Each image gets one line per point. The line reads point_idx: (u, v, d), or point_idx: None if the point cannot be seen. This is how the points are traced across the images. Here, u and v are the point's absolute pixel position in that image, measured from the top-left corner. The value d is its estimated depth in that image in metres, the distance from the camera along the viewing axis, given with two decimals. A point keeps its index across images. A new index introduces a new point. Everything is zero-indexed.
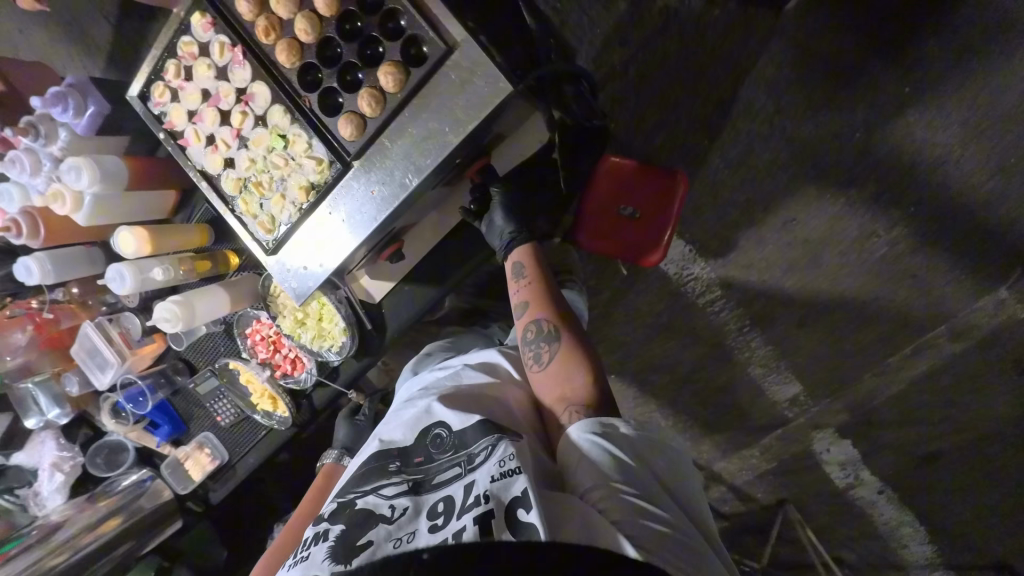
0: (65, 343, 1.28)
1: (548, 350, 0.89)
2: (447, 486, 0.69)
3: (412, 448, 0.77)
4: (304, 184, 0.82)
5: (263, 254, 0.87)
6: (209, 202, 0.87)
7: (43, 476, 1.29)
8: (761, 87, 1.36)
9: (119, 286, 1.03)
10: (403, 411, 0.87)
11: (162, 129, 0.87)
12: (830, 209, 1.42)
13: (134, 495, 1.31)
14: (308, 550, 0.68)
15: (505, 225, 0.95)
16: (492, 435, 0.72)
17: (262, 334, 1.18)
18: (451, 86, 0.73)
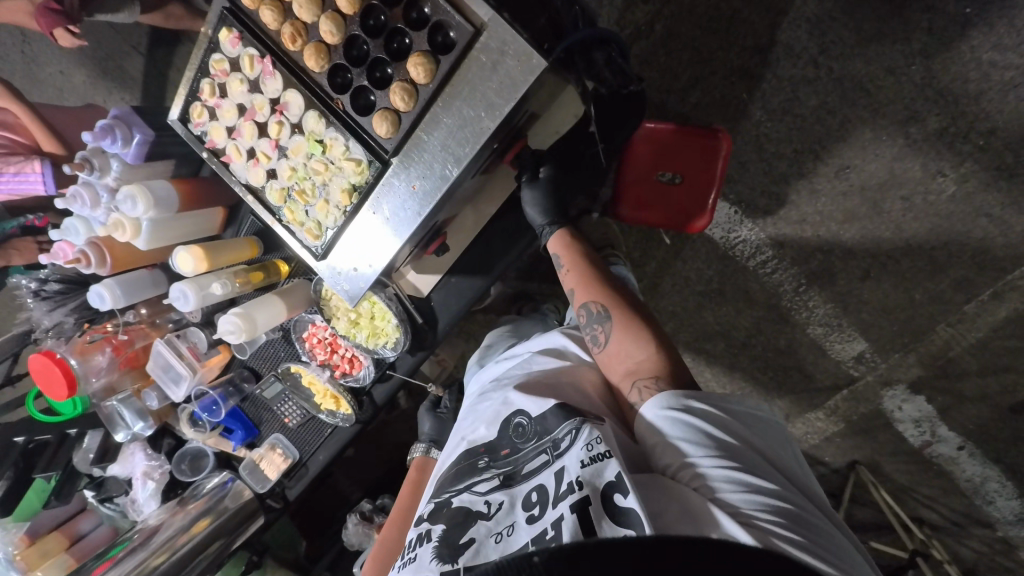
0: (140, 363, 1.36)
1: (602, 330, 0.90)
2: (537, 475, 0.69)
3: (497, 442, 0.78)
4: (346, 187, 0.82)
5: (314, 261, 0.87)
6: (257, 215, 0.89)
7: (138, 484, 1.40)
8: (802, 30, 1.27)
9: (183, 305, 1.07)
10: (480, 405, 0.88)
11: (204, 148, 0.88)
12: (888, 151, 1.31)
13: (218, 499, 1.38)
14: (415, 551, 0.70)
15: (539, 218, 0.96)
16: (574, 419, 0.72)
17: (321, 334, 1.22)
18: (482, 69, 0.70)
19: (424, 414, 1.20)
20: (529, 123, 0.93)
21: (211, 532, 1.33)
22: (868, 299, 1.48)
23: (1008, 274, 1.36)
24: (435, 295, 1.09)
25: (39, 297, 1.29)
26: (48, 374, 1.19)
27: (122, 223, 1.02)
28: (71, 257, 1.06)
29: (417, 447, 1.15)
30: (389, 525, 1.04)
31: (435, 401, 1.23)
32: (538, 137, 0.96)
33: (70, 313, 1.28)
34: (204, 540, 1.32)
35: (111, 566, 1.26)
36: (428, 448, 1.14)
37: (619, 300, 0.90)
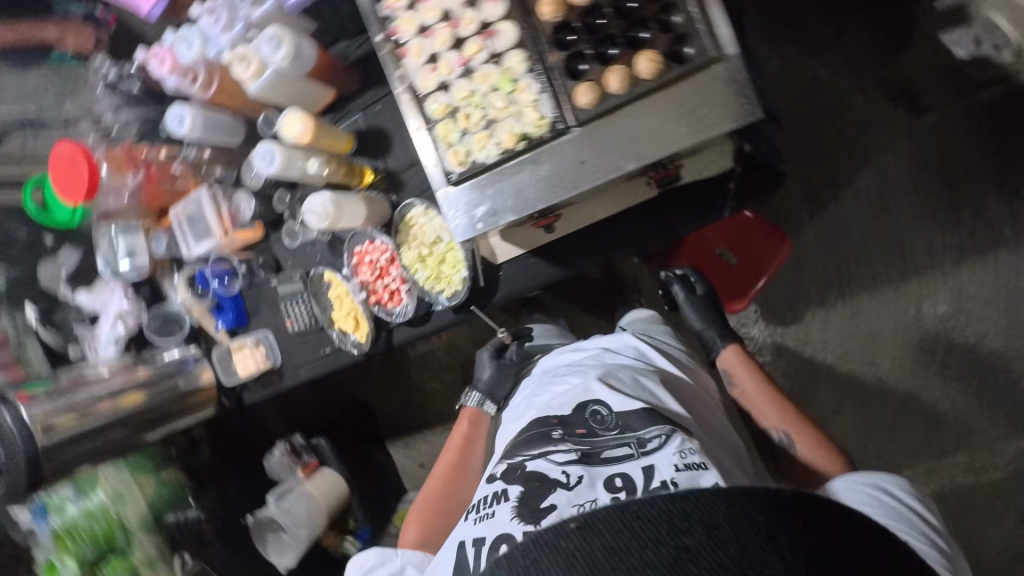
0: (165, 203, 1.27)
1: (789, 448, 1.06)
2: (621, 463, 0.75)
3: (571, 418, 0.82)
4: (516, 131, 0.82)
5: (443, 185, 0.86)
6: (408, 117, 0.87)
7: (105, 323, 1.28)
8: (877, 184, 1.48)
9: (266, 165, 1.04)
10: (555, 384, 0.92)
11: (385, 33, 0.86)
12: (898, 316, 1.49)
13: (163, 378, 1.27)
14: (492, 508, 0.77)
15: (714, 339, 1.22)
16: (664, 425, 0.78)
17: (370, 255, 1.18)
18: (701, 91, 0.75)
19: (486, 359, 1.16)
20: (687, 155, 0.94)
21: (142, 408, 1.23)
22: (874, 445, 1.52)
23: (947, 457, 1.48)
24: (512, 266, 1.10)
25: (108, 90, 1.20)
26: (71, 171, 1.10)
27: (244, 56, 0.98)
28: (176, 68, 1.00)
29: (469, 395, 1.14)
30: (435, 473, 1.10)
31: (499, 347, 1.18)
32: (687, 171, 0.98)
33: (138, 119, 1.21)
34: (136, 412, 1.23)
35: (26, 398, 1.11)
36: (473, 397, 1.14)
37: (797, 408, 1.09)
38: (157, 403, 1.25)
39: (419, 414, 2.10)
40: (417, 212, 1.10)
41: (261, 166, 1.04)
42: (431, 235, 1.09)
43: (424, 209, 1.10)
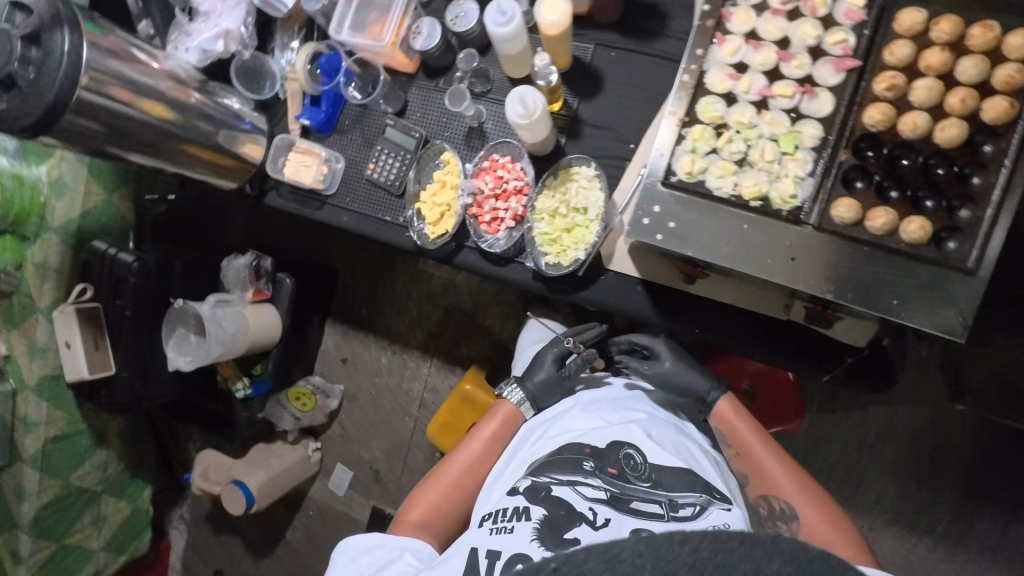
0: None
1: (791, 527, 0.94)
2: (649, 518, 0.86)
3: (605, 452, 0.93)
4: (760, 188, 0.78)
5: (658, 178, 0.82)
6: (676, 96, 0.81)
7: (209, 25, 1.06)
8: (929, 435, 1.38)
9: (496, 22, 0.91)
10: (594, 417, 1.00)
11: (718, 10, 0.80)
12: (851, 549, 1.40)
13: (197, 112, 1.03)
14: (512, 522, 0.86)
15: (700, 383, 1.05)
16: (699, 495, 0.88)
17: (501, 170, 1.07)
18: (930, 284, 0.75)
19: (547, 363, 1.16)
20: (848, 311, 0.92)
21: (168, 127, 0.99)
22: None
23: None
24: (617, 280, 1.05)
25: None
26: None
27: None
28: None
29: (514, 390, 1.14)
30: (449, 466, 1.10)
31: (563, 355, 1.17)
32: (838, 325, 0.95)
33: None
34: (159, 130, 0.97)
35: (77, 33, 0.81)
36: (520, 393, 1.14)
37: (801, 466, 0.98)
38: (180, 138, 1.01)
39: (380, 316, 2.04)
40: (585, 172, 0.98)
41: (492, 19, 0.91)
42: (582, 202, 0.99)
43: (593, 175, 0.98)
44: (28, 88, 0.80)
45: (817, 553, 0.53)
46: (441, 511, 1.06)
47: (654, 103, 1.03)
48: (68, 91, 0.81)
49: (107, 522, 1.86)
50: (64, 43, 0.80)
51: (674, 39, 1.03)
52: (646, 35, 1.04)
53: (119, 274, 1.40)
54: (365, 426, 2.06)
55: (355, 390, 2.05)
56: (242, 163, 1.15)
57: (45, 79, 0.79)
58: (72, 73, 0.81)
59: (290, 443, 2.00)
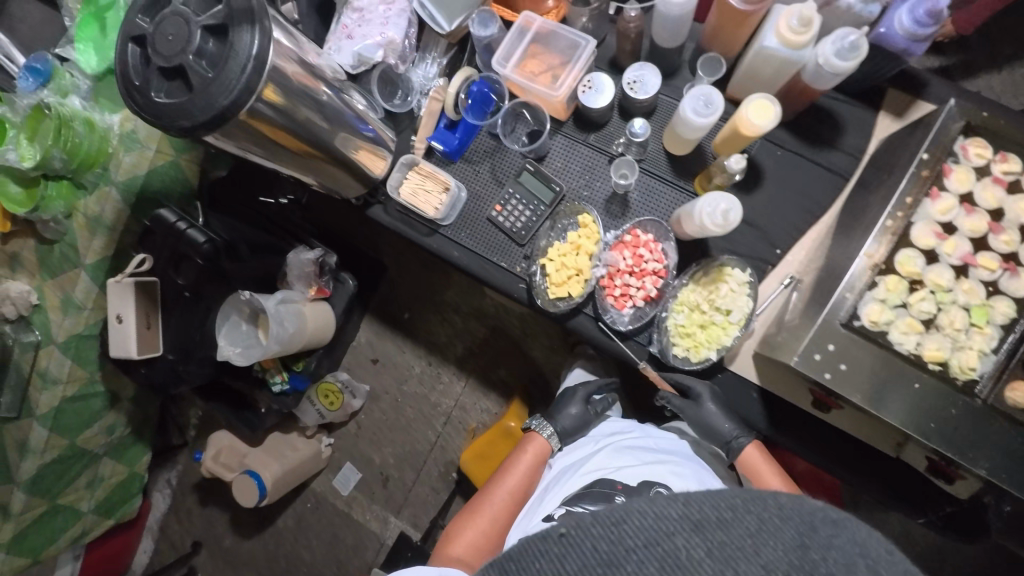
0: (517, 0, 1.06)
1: None
2: None
3: (635, 488, 0.92)
4: (941, 353, 0.78)
5: (840, 319, 0.80)
6: (877, 240, 0.79)
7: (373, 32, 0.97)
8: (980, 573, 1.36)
9: (697, 107, 0.86)
10: (626, 456, 0.99)
11: (940, 164, 0.78)
12: None
13: (321, 106, 0.86)
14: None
15: (724, 423, 0.99)
16: None
17: (644, 249, 1.02)
18: None
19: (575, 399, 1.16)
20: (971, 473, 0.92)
21: (304, 131, 0.85)
22: None
23: None
24: (735, 381, 1.03)
25: None
26: None
27: (809, 21, 0.79)
28: None
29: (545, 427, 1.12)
30: (484, 505, 1.04)
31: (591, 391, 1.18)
32: (958, 484, 0.97)
33: None
34: (306, 134, 0.86)
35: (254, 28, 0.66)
36: (549, 429, 1.12)
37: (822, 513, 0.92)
38: (294, 133, 0.84)
39: (421, 324, 1.94)
40: (738, 277, 0.96)
41: (693, 108, 0.86)
42: (728, 303, 0.96)
43: (746, 281, 0.97)
44: (200, 90, 0.66)
45: (820, 514, 0.47)
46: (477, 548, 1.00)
47: (811, 214, 1.01)
48: (244, 103, 0.67)
49: (101, 484, 1.76)
50: (254, 47, 0.66)
51: (846, 154, 1.00)
52: (818, 142, 1.01)
53: (184, 250, 1.28)
54: (383, 430, 1.98)
55: (380, 393, 1.97)
56: (343, 168, 1.01)
57: (222, 83, 0.66)
58: (253, 82, 0.67)
59: (305, 436, 1.91)
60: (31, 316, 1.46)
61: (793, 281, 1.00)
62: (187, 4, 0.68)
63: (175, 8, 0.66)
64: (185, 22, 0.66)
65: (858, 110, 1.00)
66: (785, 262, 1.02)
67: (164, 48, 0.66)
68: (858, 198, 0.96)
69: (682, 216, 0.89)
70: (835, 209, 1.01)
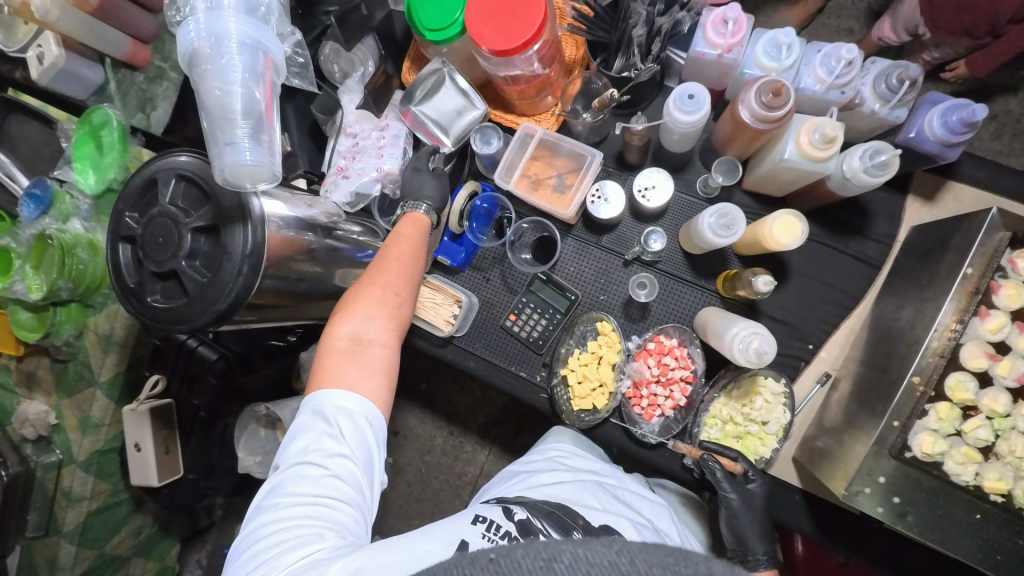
0: (518, 112, 1.02)
1: None
2: None
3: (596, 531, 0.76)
4: (1005, 483, 0.72)
5: (890, 450, 0.74)
6: (924, 361, 0.74)
7: (368, 168, 0.94)
8: None
9: (718, 228, 0.82)
10: (585, 490, 0.83)
11: (986, 280, 0.73)
12: None
13: (318, 256, 0.82)
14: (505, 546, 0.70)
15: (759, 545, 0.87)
16: None
17: (669, 356, 0.97)
18: None
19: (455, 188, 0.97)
20: None
21: (308, 286, 0.82)
22: None
23: None
24: (776, 486, 0.98)
25: None
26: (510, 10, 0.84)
27: (832, 139, 0.74)
28: (767, 80, 0.75)
29: (418, 203, 0.88)
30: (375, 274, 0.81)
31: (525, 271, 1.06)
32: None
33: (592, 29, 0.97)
34: (312, 286, 0.83)
35: (238, 214, 0.62)
36: (424, 204, 0.89)
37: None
38: (294, 291, 0.79)
39: (439, 393, 1.91)
40: (772, 388, 0.92)
41: (712, 226, 0.82)
42: (763, 415, 0.92)
43: (780, 391, 0.91)
44: (197, 295, 0.63)
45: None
46: (373, 327, 0.76)
47: (844, 307, 0.96)
48: (242, 301, 0.64)
49: None
50: (246, 243, 0.62)
51: (875, 242, 0.95)
52: (845, 231, 0.96)
53: (197, 369, 1.28)
54: (409, 505, 1.92)
55: (403, 465, 1.93)
56: None
57: (218, 286, 0.62)
58: (249, 279, 0.63)
59: None
60: (53, 436, 1.45)
61: (828, 379, 0.96)
62: (174, 201, 0.65)
63: (163, 209, 0.63)
64: (175, 225, 0.63)
65: (883, 196, 0.95)
66: (820, 358, 0.97)
67: (156, 252, 0.64)
68: (893, 295, 0.90)
69: (711, 334, 0.85)
70: (868, 302, 0.96)
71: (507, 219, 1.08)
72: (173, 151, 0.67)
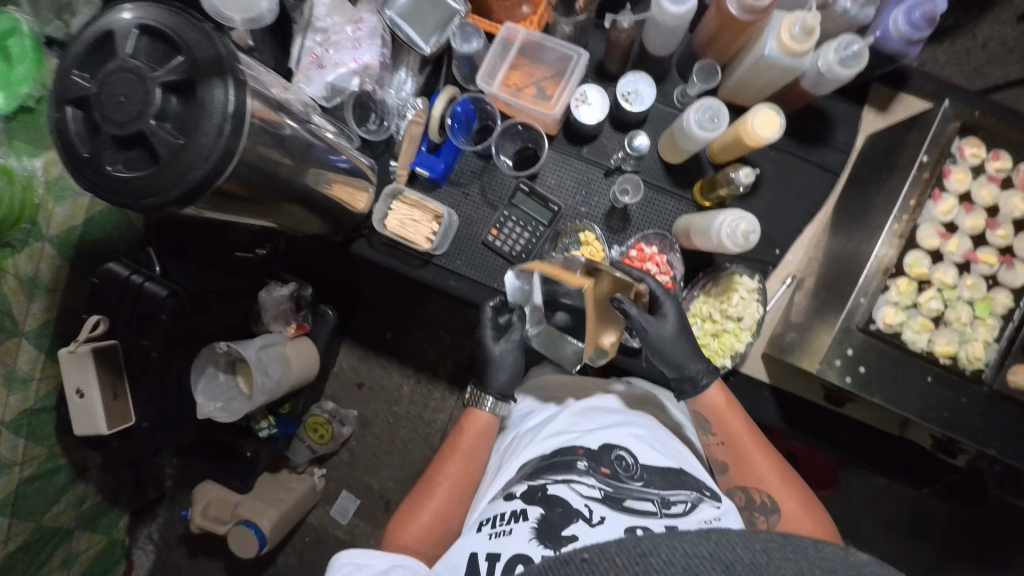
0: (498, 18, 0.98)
1: (767, 521, 0.82)
2: (644, 519, 0.74)
3: (597, 452, 0.81)
4: (951, 347, 0.81)
5: (858, 324, 0.81)
6: (888, 241, 0.81)
7: (347, 61, 0.92)
8: None
9: (704, 123, 0.85)
10: (578, 422, 0.88)
11: (941, 166, 0.80)
12: None
13: (285, 143, 0.74)
14: (509, 525, 0.74)
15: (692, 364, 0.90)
16: (691, 492, 0.78)
17: (650, 263, 0.99)
18: None
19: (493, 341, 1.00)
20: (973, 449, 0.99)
21: (276, 179, 0.74)
22: None
23: None
24: (749, 385, 1.04)
25: None
26: None
27: (811, 30, 0.77)
28: None
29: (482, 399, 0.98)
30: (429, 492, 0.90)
31: (505, 182, 1.05)
32: (961, 457, 1.03)
33: None
34: (284, 180, 0.77)
35: (208, 69, 0.57)
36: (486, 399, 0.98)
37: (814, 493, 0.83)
38: (266, 181, 0.72)
39: (403, 341, 1.88)
40: (747, 285, 0.96)
41: (698, 121, 0.85)
42: (739, 312, 0.96)
43: (754, 288, 0.96)
44: (170, 160, 0.57)
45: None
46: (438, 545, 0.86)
47: (810, 215, 1.01)
48: (223, 168, 0.59)
49: (78, 558, 1.57)
50: (228, 103, 0.57)
51: (836, 151, 1.01)
52: (809, 140, 1.01)
53: (145, 308, 1.17)
54: (377, 456, 1.89)
55: (370, 418, 1.88)
56: (314, 207, 0.88)
57: (194, 150, 0.57)
58: (231, 145, 0.58)
59: (296, 473, 1.81)
60: None
61: (794, 280, 1.01)
62: (137, 56, 0.58)
63: (124, 63, 0.57)
64: (139, 79, 0.56)
65: (843, 106, 1.00)
66: (786, 262, 1.02)
67: (116, 113, 0.57)
68: (853, 196, 0.97)
69: (696, 232, 0.90)
70: (829, 206, 1.02)
71: (488, 129, 1.06)
72: (117, 4, 0.60)
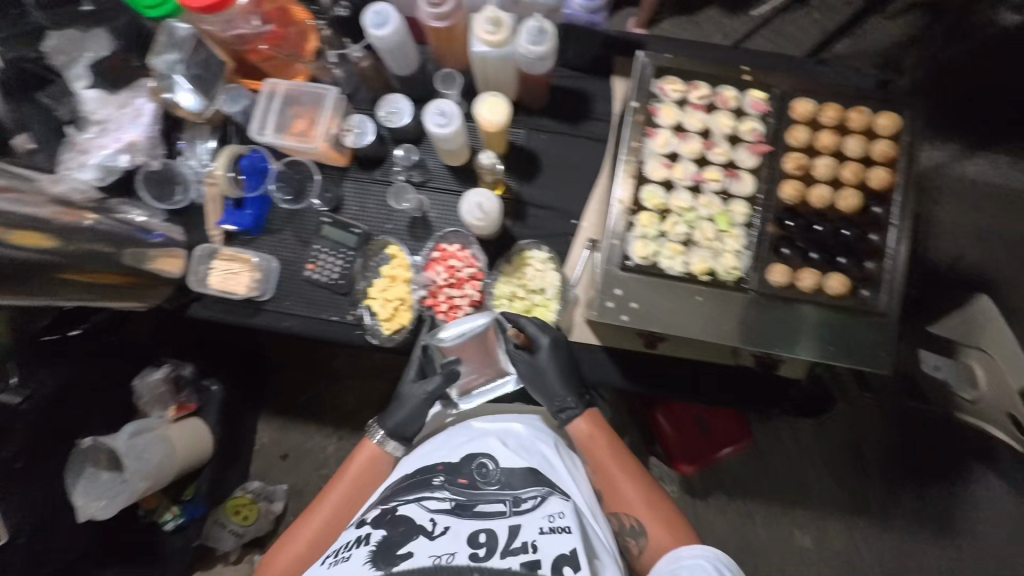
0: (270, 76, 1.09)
1: (633, 535, 0.82)
2: (491, 518, 0.71)
3: (458, 465, 0.79)
4: (706, 265, 0.86)
5: (616, 264, 0.86)
6: (620, 182, 0.87)
7: (110, 144, 1.02)
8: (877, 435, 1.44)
9: (440, 123, 0.93)
10: (450, 442, 0.85)
11: (647, 107, 0.89)
12: (828, 553, 1.42)
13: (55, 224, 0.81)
14: (350, 551, 0.70)
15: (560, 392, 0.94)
16: (544, 487, 0.76)
17: (453, 260, 1.04)
18: (854, 327, 0.84)
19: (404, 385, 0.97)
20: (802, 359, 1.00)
21: None
22: None
23: None
24: (583, 351, 1.06)
25: None
26: None
27: (497, 22, 0.89)
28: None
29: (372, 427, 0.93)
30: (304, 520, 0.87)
31: (312, 220, 1.11)
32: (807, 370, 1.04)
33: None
34: None
35: None
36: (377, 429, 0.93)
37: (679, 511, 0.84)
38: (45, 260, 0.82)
39: None
40: (538, 257, 1.05)
41: (435, 123, 0.93)
42: (539, 283, 1.03)
43: (546, 258, 1.05)
44: None
45: None
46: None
47: (593, 181, 1.09)
48: None
49: None
50: None
51: (600, 121, 1.10)
52: (575, 118, 1.10)
53: None
54: None
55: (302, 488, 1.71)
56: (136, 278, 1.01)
57: None
58: None
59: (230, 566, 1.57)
60: None
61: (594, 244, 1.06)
62: None
63: None
64: None
65: (595, 82, 1.11)
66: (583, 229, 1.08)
67: None
68: None
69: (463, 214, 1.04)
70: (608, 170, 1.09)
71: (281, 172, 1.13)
72: None
